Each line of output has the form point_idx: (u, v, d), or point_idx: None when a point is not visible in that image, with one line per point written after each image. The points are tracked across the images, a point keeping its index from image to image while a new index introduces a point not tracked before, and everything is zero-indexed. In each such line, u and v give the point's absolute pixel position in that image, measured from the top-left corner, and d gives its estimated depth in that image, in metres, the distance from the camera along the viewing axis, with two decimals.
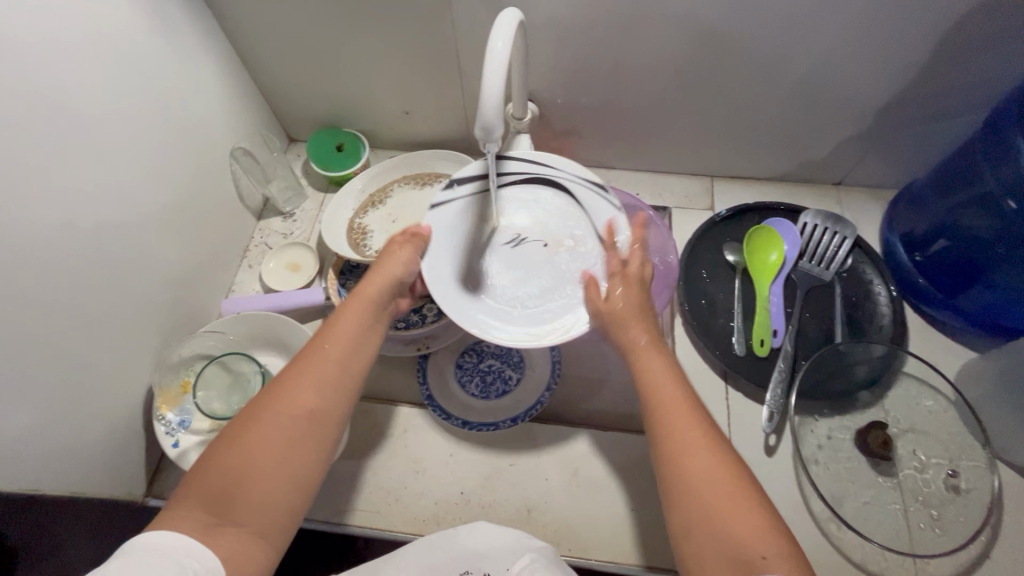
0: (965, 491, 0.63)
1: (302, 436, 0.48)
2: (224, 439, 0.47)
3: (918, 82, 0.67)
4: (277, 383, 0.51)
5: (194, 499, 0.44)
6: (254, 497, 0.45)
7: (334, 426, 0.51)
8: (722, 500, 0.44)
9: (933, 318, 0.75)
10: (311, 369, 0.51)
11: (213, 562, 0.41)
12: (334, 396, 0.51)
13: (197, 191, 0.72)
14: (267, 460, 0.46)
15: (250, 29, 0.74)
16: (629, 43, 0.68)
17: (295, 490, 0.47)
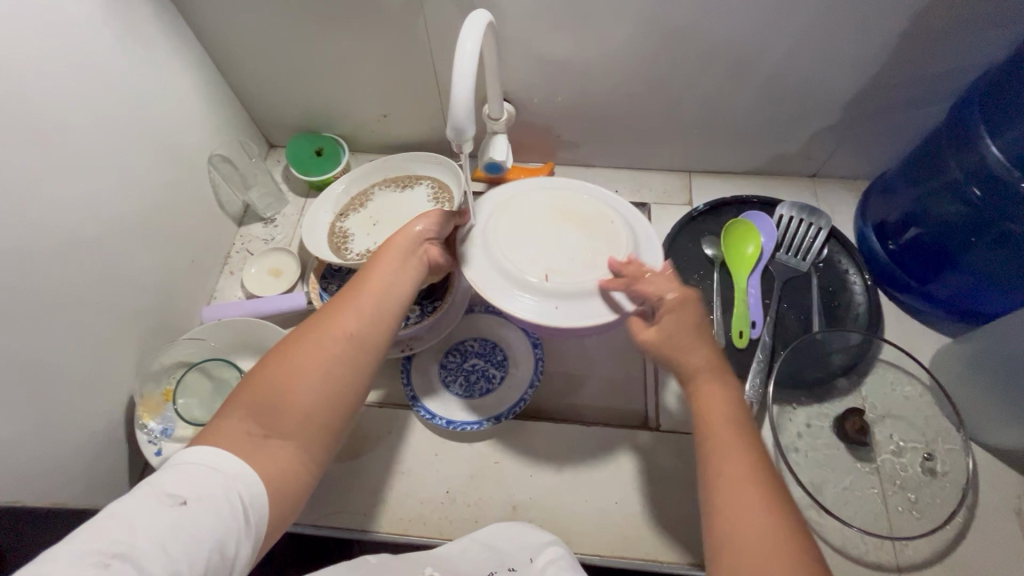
0: (941, 474, 0.63)
1: (338, 364, 0.49)
2: (269, 360, 0.49)
3: (892, 73, 0.67)
4: (318, 316, 0.52)
5: (242, 411, 0.45)
6: (297, 415, 0.46)
7: (372, 352, 0.52)
8: (764, 528, 0.40)
9: (908, 306, 0.75)
10: (352, 301, 0.53)
11: (256, 477, 0.42)
12: (373, 328, 0.52)
13: (176, 199, 0.72)
14: (308, 380, 0.47)
15: (223, 36, 0.74)
16: (601, 41, 0.68)
17: (333, 413, 0.48)
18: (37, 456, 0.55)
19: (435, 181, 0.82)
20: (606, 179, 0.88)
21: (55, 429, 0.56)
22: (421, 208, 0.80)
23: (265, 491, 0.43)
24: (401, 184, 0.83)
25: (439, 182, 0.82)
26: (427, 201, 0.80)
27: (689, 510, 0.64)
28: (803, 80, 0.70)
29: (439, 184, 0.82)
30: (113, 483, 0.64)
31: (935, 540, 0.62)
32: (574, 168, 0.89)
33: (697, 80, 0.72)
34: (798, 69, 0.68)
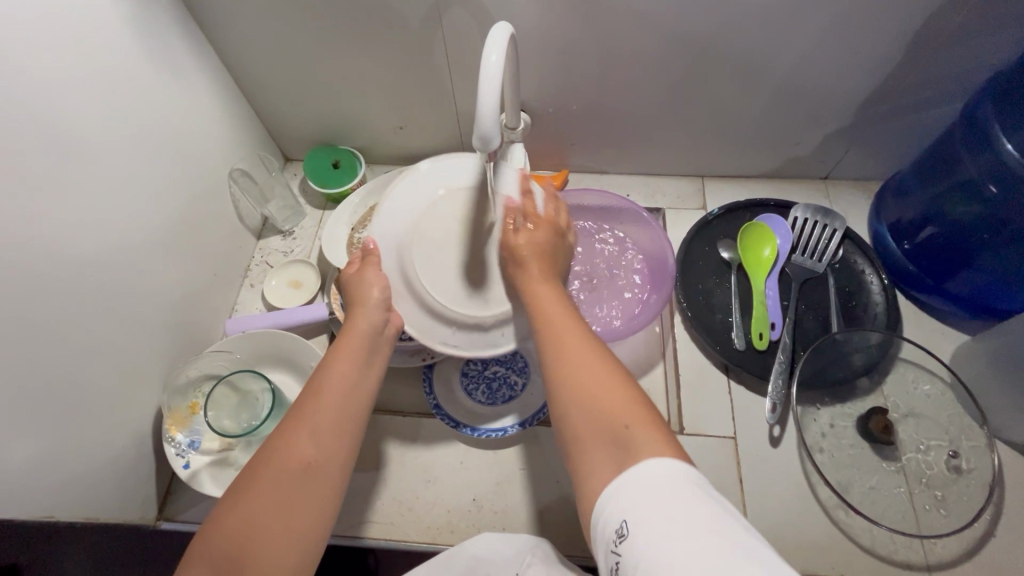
0: (966, 471, 0.64)
1: (300, 488, 0.46)
2: (223, 500, 0.45)
3: (904, 75, 0.68)
4: (271, 441, 0.48)
5: (203, 565, 0.41)
6: (265, 554, 0.42)
7: (335, 470, 0.48)
8: (603, 401, 0.43)
9: (927, 304, 0.75)
10: (306, 419, 0.49)
11: None
12: (331, 443, 0.49)
13: (198, 213, 0.73)
14: (270, 512, 0.44)
15: (243, 52, 0.75)
16: (617, 49, 0.69)
17: (304, 540, 0.45)
18: (69, 472, 0.55)
19: None
20: (620, 186, 0.89)
21: (86, 444, 0.57)
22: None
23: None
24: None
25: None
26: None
27: None
28: (814, 84, 0.71)
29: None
30: (142, 497, 0.65)
31: (964, 539, 0.62)
32: (588, 175, 0.90)
33: (711, 85, 0.73)
34: (809, 73, 0.69)
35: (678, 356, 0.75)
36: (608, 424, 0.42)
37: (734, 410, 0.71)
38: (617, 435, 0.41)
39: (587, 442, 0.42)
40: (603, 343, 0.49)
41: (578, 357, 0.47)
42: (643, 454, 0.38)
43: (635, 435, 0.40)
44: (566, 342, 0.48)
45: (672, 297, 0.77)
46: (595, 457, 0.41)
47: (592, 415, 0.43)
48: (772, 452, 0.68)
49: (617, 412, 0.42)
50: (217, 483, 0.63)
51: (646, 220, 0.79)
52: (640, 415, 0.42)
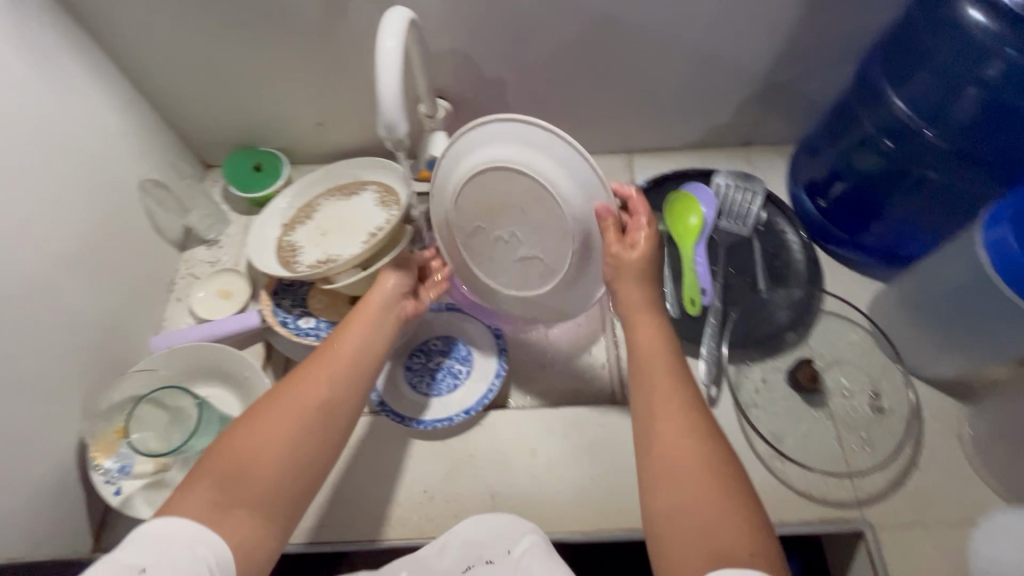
0: (888, 411, 0.68)
1: (305, 430, 0.49)
2: (237, 426, 0.49)
3: (804, 36, 0.70)
4: (287, 383, 0.52)
5: (211, 476, 0.45)
6: (261, 485, 0.46)
7: (342, 420, 0.53)
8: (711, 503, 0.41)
9: (842, 257, 0.78)
10: (322, 369, 0.54)
11: (225, 542, 0.42)
12: (342, 392, 0.54)
13: (109, 226, 0.69)
14: (274, 445, 0.47)
15: (142, 53, 0.72)
16: (526, 28, 0.69)
17: (298, 484, 0.48)
18: None
19: (380, 186, 0.81)
20: None
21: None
22: (370, 212, 0.79)
23: (234, 564, 0.42)
24: (349, 194, 0.81)
25: (383, 186, 0.81)
26: (377, 208, 0.79)
27: None
28: (725, 51, 0.73)
29: (384, 187, 0.81)
30: (72, 530, 0.61)
31: (889, 474, 0.66)
32: None
33: (626, 58, 0.73)
34: (718, 40, 0.71)
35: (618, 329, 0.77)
36: (711, 540, 0.39)
37: None
38: (724, 554, 0.38)
39: (687, 549, 0.40)
40: (714, 428, 0.46)
41: (677, 437, 0.45)
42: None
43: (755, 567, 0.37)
44: (667, 420, 0.46)
45: None
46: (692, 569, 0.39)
47: (691, 508, 0.41)
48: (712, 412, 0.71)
49: (728, 527, 0.40)
50: (154, 506, 0.60)
51: None
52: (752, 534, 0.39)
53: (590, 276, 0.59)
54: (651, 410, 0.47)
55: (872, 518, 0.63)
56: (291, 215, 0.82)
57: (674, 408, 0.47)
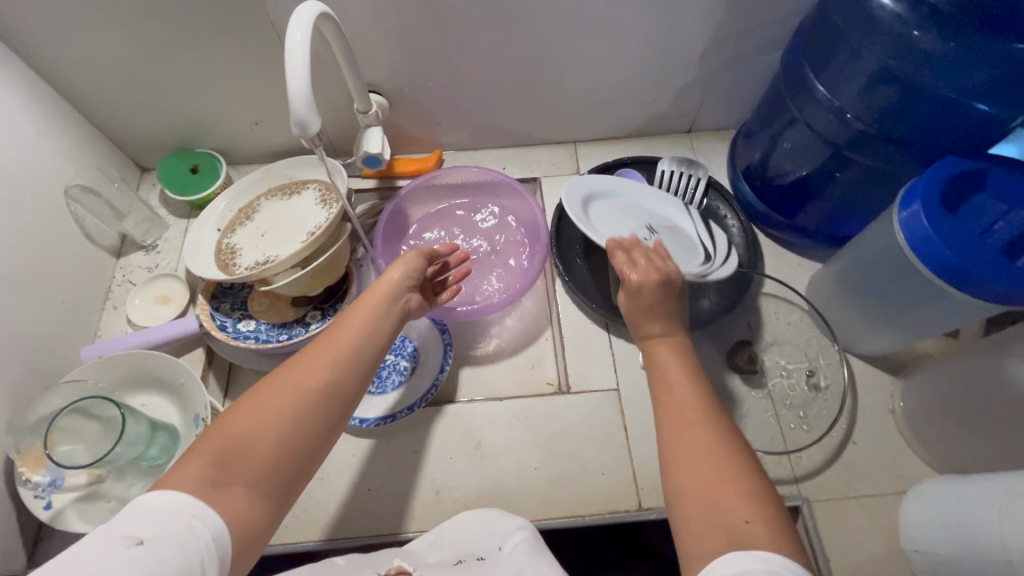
0: (824, 387, 0.69)
1: (311, 410, 0.45)
2: (240, 399, 0.45)
3: (732, 22, 0.71)
4: (296, 359, 0.48)
5: (208, 452, 0.41)
6: (260, 465, 0.42)
7: (345, 402, 0.48)
8: (720, 484, 0.42)
9: (782, 239, 0.80)
10: (327, 347, 0.50)
11: (220, 523, 0.38)
12: (348, 371, 0.49)
13: (33, 236, 0.67)
14: (278, 423, 0.44)
15: (58, 56, 0.69)
16: (456, 21, 0.68)
17: (296, 469, 0.44)
18: None
19: (321, 184, 0.80)
20: (495, 160, 0.89)
21: None
22: (310, 211, 0.78)
23: (231, 543, 0.39)
24: (290, 193, 0.80)
25: (323, 184, 0.80)
26: (317, 207, 0.78)
27: (605, 460, 0.67)
28: (657, 40, 0.73)
29: (325, 186, 0.80)
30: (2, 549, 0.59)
31: (826, 450, 0.67)
32: (461, 154, 0.89)
33: (561, 48, 0.73)
34: (649, 28, 0.71)
35: (563, 318, 0.77)
36: (721, 517, 0.40)
37: (616, 362, 0.73)
38: (731, 527, 0.39)
39: (695, 529, 0.41)
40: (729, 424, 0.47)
41: (693, 435, 0.46)
42: (755, 546, 0.37)
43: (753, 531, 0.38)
44: (683, 424, 0.47)
45: (551, 262, 0.79)
46: (705, 542, 0.39)
47: (703, 491, 0.42)
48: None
49: (738, 503, 0.41)
50: (86, 519, 0.59)
51: (518, 190, 0.80)
52: (760, 506, 0.40)
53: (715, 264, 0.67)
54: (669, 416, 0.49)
55: (809, 493, 0.65)
56: (230, 216, 0.81)
57: (688, 406, 0.48)
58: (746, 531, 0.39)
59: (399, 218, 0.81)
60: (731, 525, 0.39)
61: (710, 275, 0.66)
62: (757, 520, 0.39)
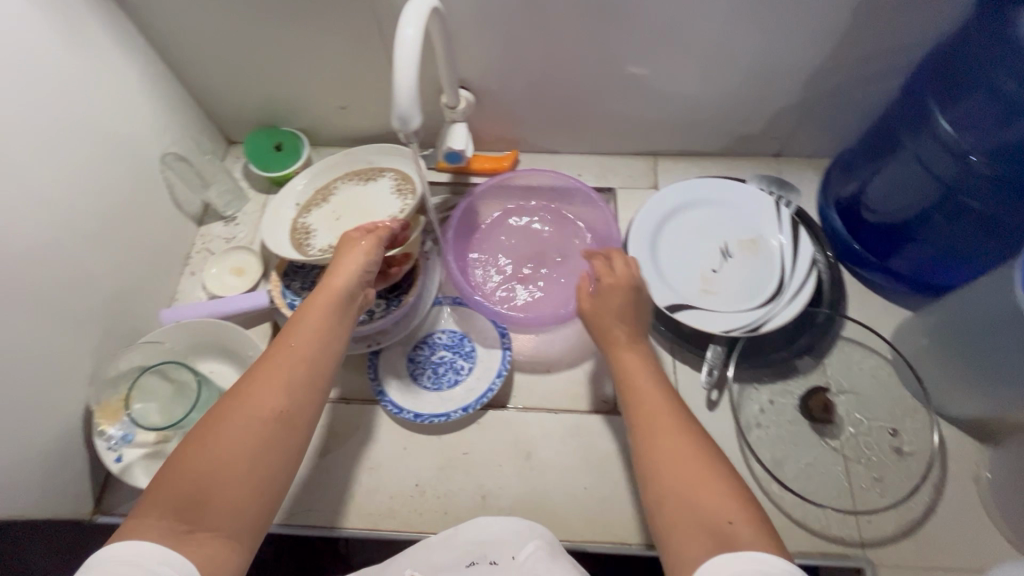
0: (907, 453, 0.64)
1: (267, 439, 0.46)
2: (191, 441, 0.46)
3: (846, 48, 0.67)
4: (243, 388, 0.48)
5: (163, 507, 0.42)
6: (226, 502, 0.43)
7: (302, 423, 0.49)
8: (700, 486, 0.43)
9: (869, 281, 0.75)
10: (275, 372, 0.50)
11: (188, 567, 0.39)
12: (300, 392, 0.50)
13: (128, 198, 0.70)
14: (235, 462, 0.45)
15: (169, 27, 0.71)
16: (555, 22, 0.67)
17: (265, 495, 0.45)
18: None
19: (398, 174, 0.80)
20: (571, 166, 0.87)
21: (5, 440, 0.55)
22: (385, 198, 0.78)
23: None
24: (367, 178, 0.81)
25: (400, 173, 0.80)
26: (392, 195, 0.78)
27: None
28: (762, 59, 0.69)
29: (402, 175, 0.80)
30: (73, 492, 0.63)
31: (901, 518, 0.62)
32: (538, 156, 0.87)
33: (658, 58, 0.71)
34: (755, 46, 0.68)
35: None
36: (699, 516, 0.42)
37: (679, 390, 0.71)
38: (711, 528, 0.41)
39: (675, 530, 0.42)
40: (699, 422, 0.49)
41: (673, 440, 0.47)
42: (740, 547, 0.39)
43: (735, 531, 0.40)
44: (665, 428, 0.48)
45: None
46: (692, 544, 0.41)
47: (677, 504, 0.43)
48: (713, 416, 0.69)
49: (719, 501, 0.42)
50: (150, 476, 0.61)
51: (596, 201, 0.78)
52: (739, 507, 0.42)
53: (777, 306, 0.69)
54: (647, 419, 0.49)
55: (875, 557, 0.61)
56: (308, 196, 0.82)
57: (663, 406, 0.50)
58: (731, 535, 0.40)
59: (469, 216, 0.81)
60: (712, 527, 0.41)
61: (765, 326, 0.67)
62: (740, 520, 0.41)
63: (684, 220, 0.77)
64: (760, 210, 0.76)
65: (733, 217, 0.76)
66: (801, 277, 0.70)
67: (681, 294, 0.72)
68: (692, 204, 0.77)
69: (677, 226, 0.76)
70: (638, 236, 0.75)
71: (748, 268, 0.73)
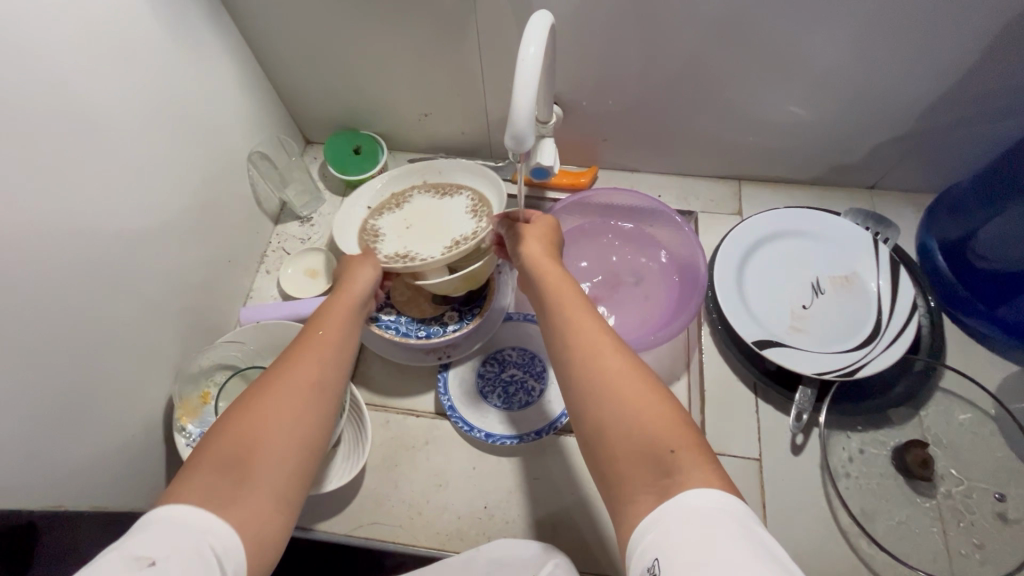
0: (1013, 520, 0.60)
1: (305, 410, 0.44)
2: (228, 411, 0.43)
3: (970, 84, 0.62)
4: (276, 368, 0.46)
5: (204, 470, 0.39)
6: (268, 471, 0.40)
7: (335, 395, 0.47)
8: (641, 411, 0.40)
9: (972, 330, 0.70)
10: (310, 348, 0.49)
11: (229, 533, 0.36)
12: (330, 364, 0.49)
13: (216, 197, 0.71)
14: (277, 427, 0.42)
15: (266, 30, 0.72)
16: (658, 43, 0.64)
17: (300, 471, 0.42)
18: (74, 459, 0.54)
19: (475, 193, 0.78)
20: (651, 186, 0.85)
21: (96, 432, 0.56)
22: (459, 217, 0.76)
23: (245, 549, 0.37)
24: (443, 193, 0.79)
25: (476, 193, 0.78)
26: (465, 214, 0.76)
27: None
28: (874, 90, 0.66)
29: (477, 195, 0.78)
30: (151, 485, 0.64)
31: None
32: (617, 174, 0.85)
33: (761, 84, 0.67)
34: (871, 78, 0.64)
35: (704, 369, 0.72)
36: (641, 447, 0.39)
37: (759, 430, 0.67)
38: (656, 458, 0.38)
39: (623, 470, 0.39)
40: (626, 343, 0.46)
41: (605, 359, 0.44)
42: (690, 482, 0.36)
43: (679, 460, 0.37)
44: (598, 351, 0.44)
45: (702, 305, 0.74)
46: (636, 486, 0.38)
47: (620, 449, 0.40)
48: (796, 461, 0.66)
49: (657, 430, 0.39)
50: None
51: (681, 224, 0.74)
52: (681, 435, 0.39)
53: (876, 351, 0.65)
54: (572, 346, 0.46)
55: None
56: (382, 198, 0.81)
57: (594, 328, 0.47)
58: (677, 471, 0.37)
59: None
60: (648, 458, 0.38)
61: (860, 371, 0.64)
62: (685, 450, 0.38)
63: (773, 252, 0.73)
64: (855, 246, 0.72)
65: (823, 251, 0.73)
66: (901, 321, 0.66)
67: (767, 329, 0.68)
68: (781, 235, 0.74)
69: (765, 258, 0.73)
70: (725, 266, 0.71)
71: (841, 307, 0.70)
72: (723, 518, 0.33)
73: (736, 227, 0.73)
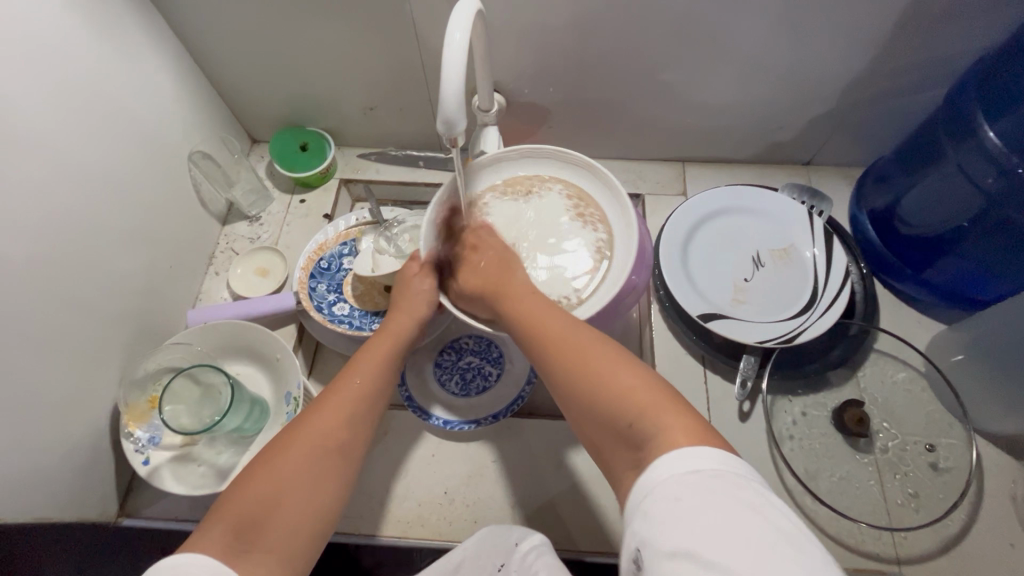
0: (944, 469, 0.63)
1: (325, 473, 0.47)
2: (257, 460, 0.46)
3: (888, 58, 0.65)
4: (298, 422, 0.49)
5: (226, 524, 0.41)
6: (286, 527, 0.43)
7: (356, 461, 0.50)
8: (622, 395, 0.42)
9: (902, 293, 0.75)
10: (341, 403, 0.51)
11: None
12: (355, 427, 0.51)
13: (156, 200, 0.70)
14: (295, 490, 0.44)
15: (199, 29, 0.70)
16: (592, 31, 0.65)
17: (319, 527, 0.45)
18: (18, 475, 0.53)
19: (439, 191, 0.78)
20: None
21: (39, 445, 0.55)
22: (563, 254, 0.62)
23: None
24: (579, 215, 0.63)
25: (607, 245, 0.61)
26: (570, 263, 0.61)
27: None
28: (802, 70, 0.68)
29: (608, 241, 0.61)
30: (100, 494, 0.63)
31: (935, 534, 0.62)
32: None
33: (697, 68, 0.70)
34: (797, 59, 0.67)
35: (654, 345, 0.74)
36: (612, 421, 0.42)
37: (708, 398, 0.70)
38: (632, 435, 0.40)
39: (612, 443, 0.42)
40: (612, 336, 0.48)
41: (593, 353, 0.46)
42: (672, 444, 0.37)
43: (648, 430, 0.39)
44: (583, 350, 0.47)
45: (650, 283, 0.76)
46: (622, 464, 0.41)
47: (600, 434, 0.43)
48: (743, 427, 0.69)
49: (626, 403, 0.42)
50: (178, 478, 0.62)
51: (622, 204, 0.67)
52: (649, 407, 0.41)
53: (810, 320, 0.68)
54: (553, 351, 0.48)
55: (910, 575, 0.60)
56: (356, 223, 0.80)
57: (579, 329, 0.49)
58: (657, 433, 0.39)
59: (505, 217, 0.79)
60: (623, 432, 0.41)
61: (798, 337, 0.67)
62: (659, 420, 0.39)
63: (723, 228, 0.76)
64: (791, 219, 0.75)
65: (764, 224, 0.75)
66: (835, 289, 0.69)
67: (711, 303, 0.71)
68: (727, 209, 0.76)
69: (710, 232, 0.75)
70: (671, 242, 0.74)
71: (780, 279, 0.72)
72: (704, 482, 0.34)
73: (685, 203, 0.76)
